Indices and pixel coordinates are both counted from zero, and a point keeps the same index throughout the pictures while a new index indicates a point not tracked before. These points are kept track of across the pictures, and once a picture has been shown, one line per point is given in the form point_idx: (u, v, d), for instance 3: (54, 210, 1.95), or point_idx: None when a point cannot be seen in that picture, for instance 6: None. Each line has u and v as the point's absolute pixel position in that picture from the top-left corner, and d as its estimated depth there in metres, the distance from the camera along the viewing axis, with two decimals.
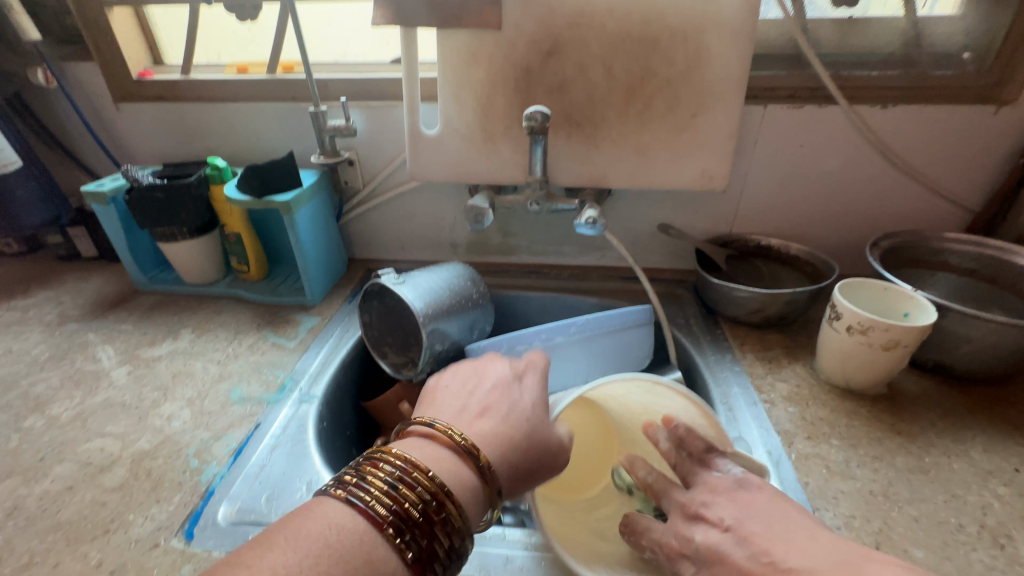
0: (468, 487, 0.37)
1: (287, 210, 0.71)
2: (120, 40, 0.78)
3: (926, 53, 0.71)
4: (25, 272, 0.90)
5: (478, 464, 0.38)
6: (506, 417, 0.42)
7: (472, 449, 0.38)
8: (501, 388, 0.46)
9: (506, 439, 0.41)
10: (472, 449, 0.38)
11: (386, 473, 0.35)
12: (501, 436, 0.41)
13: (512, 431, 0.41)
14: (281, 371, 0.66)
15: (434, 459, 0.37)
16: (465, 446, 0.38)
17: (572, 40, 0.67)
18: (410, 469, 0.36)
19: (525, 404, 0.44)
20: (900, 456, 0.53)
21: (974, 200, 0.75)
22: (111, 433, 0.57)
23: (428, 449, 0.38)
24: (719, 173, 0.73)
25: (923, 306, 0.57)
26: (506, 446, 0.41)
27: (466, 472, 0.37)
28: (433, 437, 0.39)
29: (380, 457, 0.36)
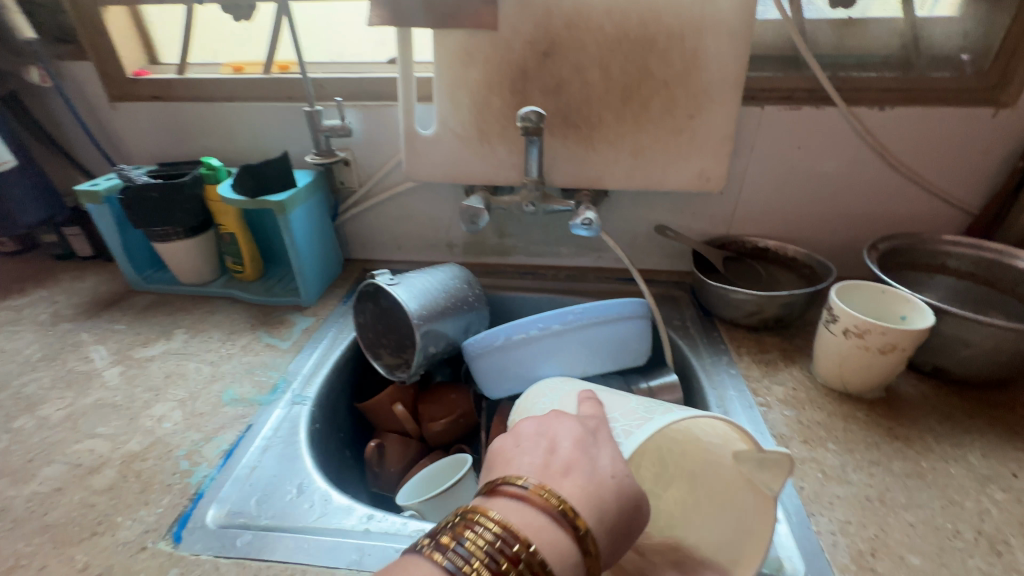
0: (565, 563, 0.31)
1: (281, 211, 0.70)
2: (116, 39, 0.77)
3: (925, 55, 0.70)
4: (20, 271, 0.90)
5: (576, 536, 0.31)
6: (596, 475, 0.35)
7: (571, 520, 0.32)
8: (573, 434, 0.39)
9: (597, 499, 0.34)
10: (568, 512, 0.32)
11: (474, 541, 0.30)
12: (595, 497, 0.34)
13: (599, 484, 0.34)
14: (274, 372, 0.65)
15: (522, 520, 0.32)
16: (557, 506, 0.32)
17: (569, 41, 0.66)
18: (500, 537, 0.30)
19: (608, 459, 0.37)
20: (897, 461, 0.52)
21: (972, 202, 0.75)
22: (102, 434, 0.56)
23: (513, 509, 0.33)
24: (716, 175, 0.72)
25: (920, 309, 0.56)
26: (605, 509, 0.34)
27: (563, 540, 0.31)
28: (528, 500, 0.33)
29: (469, 523, 0.31)
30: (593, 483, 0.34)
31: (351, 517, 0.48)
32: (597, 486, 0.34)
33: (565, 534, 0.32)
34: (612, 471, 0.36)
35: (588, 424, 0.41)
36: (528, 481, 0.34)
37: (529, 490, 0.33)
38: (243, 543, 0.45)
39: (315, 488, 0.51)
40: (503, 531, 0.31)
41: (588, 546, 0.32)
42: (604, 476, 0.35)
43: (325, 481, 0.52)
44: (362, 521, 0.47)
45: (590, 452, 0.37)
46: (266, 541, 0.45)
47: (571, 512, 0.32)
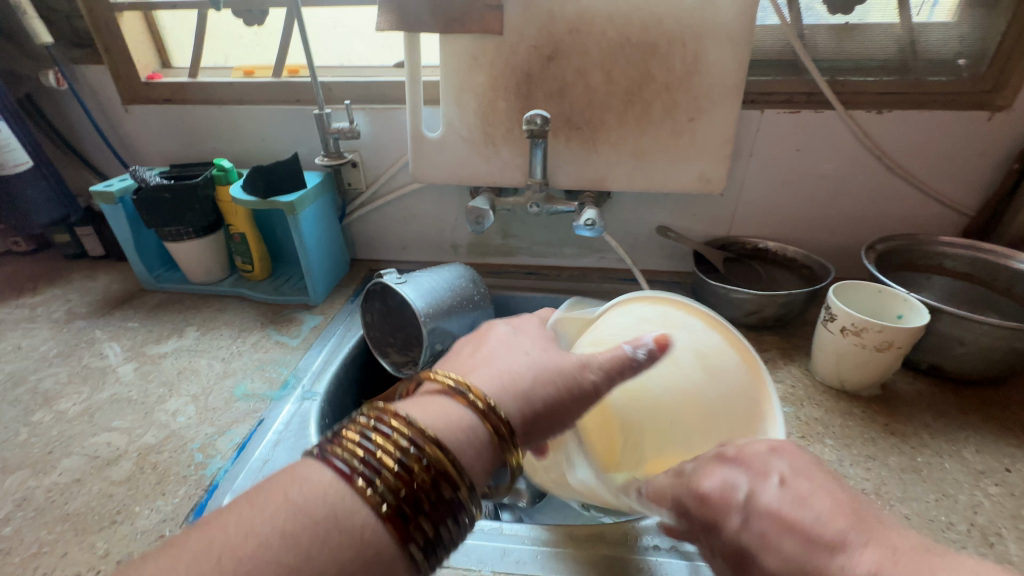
0: (467, 435, 0.32)
1: (291, 211, 0.72)
2: (130, 44, 0.79)
3: (922, 60, 0.72)
4: (34, 270, 0.92)
5: (478, 409, 0.33)
6: (527, 365, 0.37)
7: (470, 394, 0.34)
8: (500, 338, 0.41)
9: (512, 388, 0.35)
10: (485, 406, 0.33)
11: (384, 443, 0.29)
12: (517, 382, 0.36)
13: (528, 378, 0.37)
14: (284, 368, 0.67)
15: (438, 416, 0.33)
16: (478, 402, 0.33)
17: (572, 45, 0.68)
18: (411, 440, 0.30)
19: (539, 350, 0.39)
20: (893, 456, 0.54)
21: (969, 204, 0.76)
22: (118, 428, 0.58)
23: (434, 406, 0.33)
24: (716, 176, 0.74)
25: (916, 308, 0.58)
26: (529, 392, 0.36)
27: (465, 415, 0.33)
28: (432, 394, 0.35)
29: (382, 421, 0.31)
30: (527, 378, 0.36)
31: None
32: (528, 374, 0.37)
33: (467, 408, 0.33)
34: (560, 364, 0.38)
35: (520, 326, 0.43)
36: (451, 381, 0.34)
37: (452, 389, 0.34)
38: None
39: None
40: (415, 433, 0.30)
41: (495, 416, 0.33)
42: (540, 368, 0.37)
43: None
44: None
45: (516, 346, 0.40)
46: None
47: (474, 388, 0.34)
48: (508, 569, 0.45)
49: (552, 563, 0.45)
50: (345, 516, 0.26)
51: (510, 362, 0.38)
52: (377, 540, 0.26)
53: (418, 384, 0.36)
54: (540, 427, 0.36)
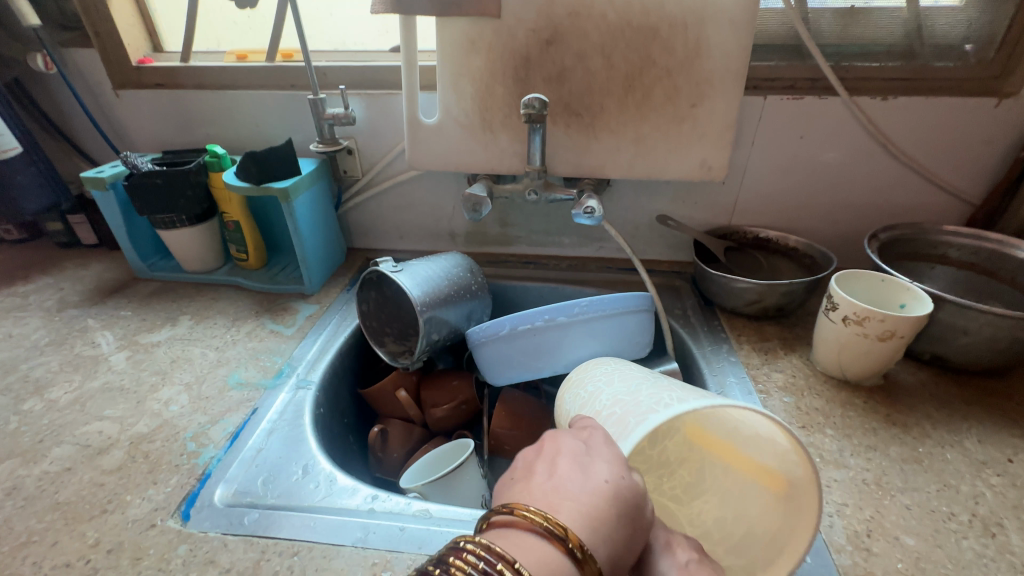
0: None
1: (285, 198, 0.71)
2: (120, 27, 0.77)
3: (928, 45, 0.70)
4: (25, 258, 0.90)
5: (575, 555, 0.28)
6: (609, 497, 0.32)
7: (568, 539, 0.28)
8: (568, 456, 0.35)
9: (597, 525, 0.30)
10: (582, 555, 0.28)
11: None
12: (601, 529, 0.30)
13: (609, 515, 0.31)
14: (278, 357, 0.66)
15: (534, 566, 0.27)
16: (577, 552, 0.28)
17: (572, 29, 0.66)
18: None
19: (614, 472, 0.33)
20: (894, 446, 0.53)
21: (973, 193, 0.75)
22: (110, 417, 0.57)
23: (526, 549, 0.28)
24: (718, 164, 0.73)
25: (919, 297, 0.57)
26: (611, 541, 0.31)
27: (564, 565, 0.28)
28: (513, 527, 0.30)
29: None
30: (606, 515, 0.31)
31: (356, 497, 0.48)
32: (612, 512, 0.32)
33: (556, 545, 0.28)
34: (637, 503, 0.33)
35: (586, 436, 0.37)
36: (543, 517, 0.29)
37: (545, 529, 0.29)
38: (250, 521, 0.46)
39: (321, 469, 0.51)
40: None
41: (592, 561, 0.28)
42: (614, 498, 0.32)
43: (330, 463, 0.53)
44: (367, 501, 0.48)
45: (587, 469, 0.33)
46: (273, 519, 0.46)
47: (565, 528, 0.29)
48: None
49: None
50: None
51: (591, 490, 0.32)
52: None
53: (499, 511, 0.31)
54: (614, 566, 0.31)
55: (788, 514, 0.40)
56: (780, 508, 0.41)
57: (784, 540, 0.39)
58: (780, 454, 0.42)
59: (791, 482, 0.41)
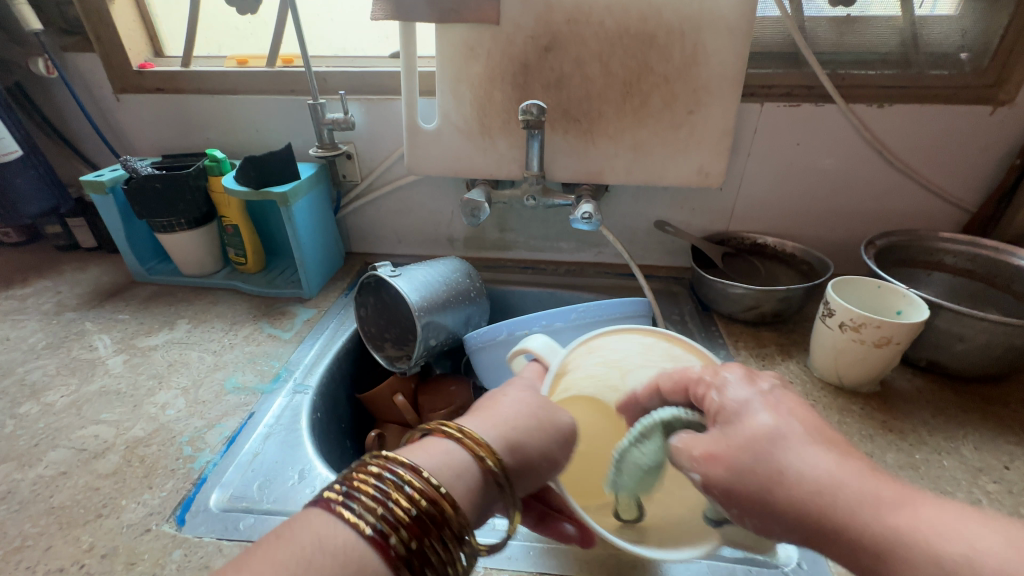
0: (445, 464, 0.32)
1: (284, 202, 0.71)
2: (122, 32, 0.78)
3: (923, 53, 0.71)
4: (24, 261, 0.91)
5: (456, 437, 0.34)
6: (515, 401, 0.38)
7: (444, 427, 0.34)
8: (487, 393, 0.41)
9: (502, 426, 0.35)
10: (461, 433, 0.34)
11: (359, 476, 0.30)
12: (510, 422, 0.36)
13: (511, 413, 0.36)
14: (276, 361, 0.66)
15: (421, 452, 0.33)
16: (457, 433, 0.34)
17: (571, 36, 0.67)
18: (386, 470, 0.30)
19: (520, 390, 0.39)
20: (891, 453, 0.53)
21: (970, 200, 0.76)
22: (106, 420, 0.57)
23: (414, 444, 0.34)
24: (715, 170, 0.73)
25: (916, 303, 0.57)
26: (524, 437, 0.35)
27: (445, 447, 0.33)
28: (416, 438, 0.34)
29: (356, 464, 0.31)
30: (514, 418, 0.36)
31: None
32: (527, 415, 0.36)
33: (456, 442, 0.34)
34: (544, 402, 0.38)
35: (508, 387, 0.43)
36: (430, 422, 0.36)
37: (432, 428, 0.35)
38: (245, 526, 0.46)
39: (317, 474, 0.51)
40: (386, 466, 0.31)
41: (468, 438, 0.34)
42: (524, 405, 0.37)
43: (326, 468, 0.53)
44: None
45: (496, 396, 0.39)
46: (268, 524, 0.46)
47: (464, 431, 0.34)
48: (499, 565, 0.44)
49: (542, 559, 0.44)
50: (328, 542, 0.26)
51: (503, 403, 0.37)
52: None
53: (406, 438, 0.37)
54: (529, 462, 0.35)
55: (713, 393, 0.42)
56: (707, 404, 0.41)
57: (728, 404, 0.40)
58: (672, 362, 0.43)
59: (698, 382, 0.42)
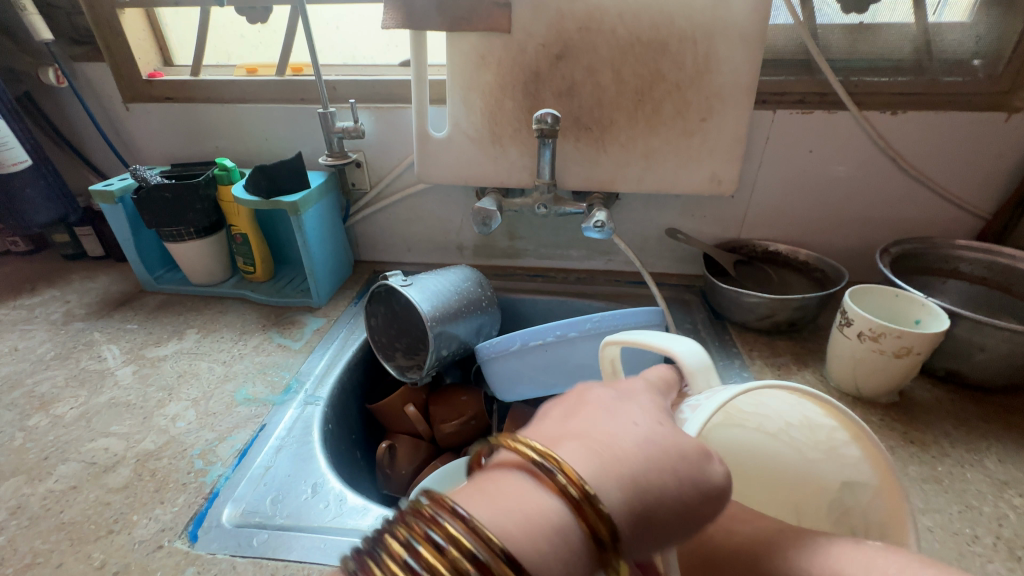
0: (552, 543, 0.21)
1: (294, 211, 0.71)
2: (132, 41, 0.78)
3: (937, 60, 0.70)
4: (32, 270, 0.90)
5: (571, 497, 0.22)
6: (642, 433, 0.26)
7: (559, 474, 0.22)
8: (595, 400, 0.29)
9: (629, 483, 0.24)
10: (578, 493, 0.22)
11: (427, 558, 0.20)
12: (638, 476, 0.24)
13: (639, 458, 0.25)
14: (286, 372, 0.66)
15: (517, 520, 0.21)
16: (572, 490, 0.22)
17: (582, 44, 0.67)
18: (465, 558, 0.19)
19: (651, 419, 0.27)
20: (913, 465, 0.52)
21: (984, 207, 0.75)
22: (116, 433, 0.57)
23: (510, 494, 0.23)
24: (728, 178, 0.73)
25: (935, 313, 0.56)
26: (655, 497, 0.24)
27: (552, 509, 0.22)
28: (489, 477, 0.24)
29: (428, 527, 0.21)
30: (640, 467, 0.25)
31: (366, 517, 0.47)
32: (662, 467, 0.25)
33: (560, 500, 0.22)
34: (678, 442, 0.26)
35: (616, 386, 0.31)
36: (535, 447, 0.24)
37: (534, 465, 0.23)
38: (259, 542, 0.45)
39: (330, 488, 0.51)
40: (467, 547, 0.20)
41: (592, 503, 0.22)
42: (646, 444, 0.26)
43: (340, 481, 0.52)
44: (378, 521, 0.47)
45: (618, 413, 0.28)
46: (282, 540, 0.45)
47: (568, 484, 0.22)
48: None
49: None
50: None
51: (626, 432, 0.26)
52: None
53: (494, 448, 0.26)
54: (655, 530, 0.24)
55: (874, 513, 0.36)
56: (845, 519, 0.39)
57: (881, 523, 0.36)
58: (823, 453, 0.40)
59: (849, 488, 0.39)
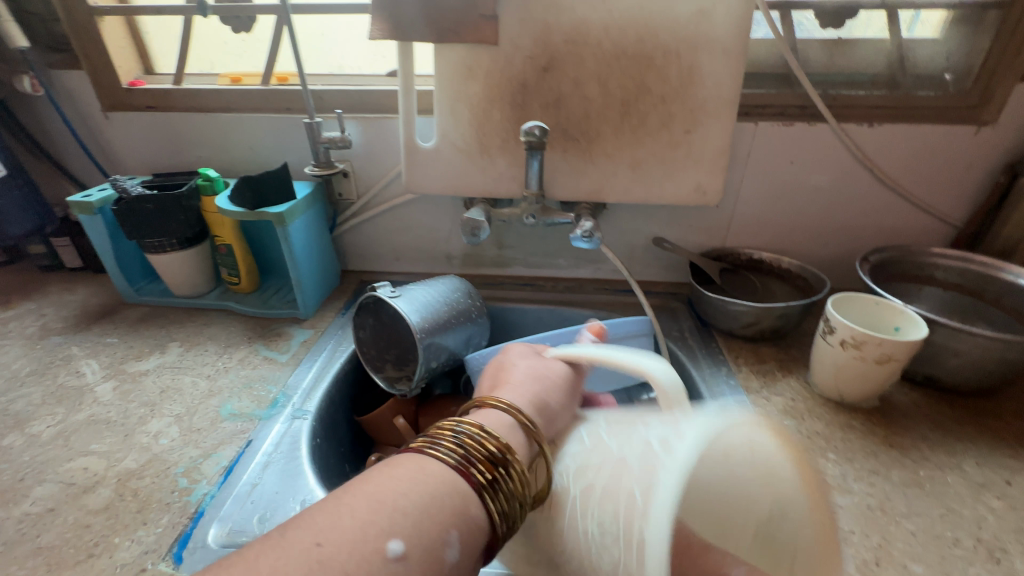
0: (501, 424, 0.42)
1: (281, 222, 0.70)
2: (111, 49, 0.76)
3: (911, 75, 0.73)
4: (7, 282, 0.88)
5: (502, 407, 0.43)
6: (524, 374, 0.49)
7: (494, 401, 0.44)
8: (495, 368, 0.53)
9: (521, 391, 0.46)
10: (507, 404, 0.43)
11: (451, 428, 0.39)
12: (526, 389, 0.46)
13: (527, 384, 0.47)
14: (273, 386, 0.64)
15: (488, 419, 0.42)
16: (502, 404, 0.43)
17: (569, 57, 0.68)
18: (468, 424, 0.40)
19: (526, 365, 0.51)
20: (895, 470, 0.53)
21: (957, 216, 0.78)
22: (96, 452, 0.55)
23: (483, 415, 0.43)
24: (713, 189, 0.74)
25: (914, 321, 0.58)
26: (541, 395, 0.46)
27: (493, 414, 0.43)
28: (486, 407, 0.44)
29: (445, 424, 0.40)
30: (530, 386, 0.47)
31: None
32: (537, 381, 0.48)
33: (498, 410, 0.43)
34: (548, 372, 0.50)
35: (516, 356, 0.54)
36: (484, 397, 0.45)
37: (486, 403, 0.44)
38: None
39: None
40: (463, 422, 0.40)
41: (514, 408, 0.43)
42: (531, 372, 0.49)
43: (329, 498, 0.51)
44: None
45: (510, 369, 0.51)
46: None
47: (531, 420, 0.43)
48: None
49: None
50: (428, 474, 0.34)
51: (516, 376, 0.49)
52: (471, 503, 0.34)
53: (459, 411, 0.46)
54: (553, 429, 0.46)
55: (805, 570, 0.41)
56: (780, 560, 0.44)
57: (810, 571, 0.41)
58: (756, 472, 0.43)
59: (786, 510, 0.42)
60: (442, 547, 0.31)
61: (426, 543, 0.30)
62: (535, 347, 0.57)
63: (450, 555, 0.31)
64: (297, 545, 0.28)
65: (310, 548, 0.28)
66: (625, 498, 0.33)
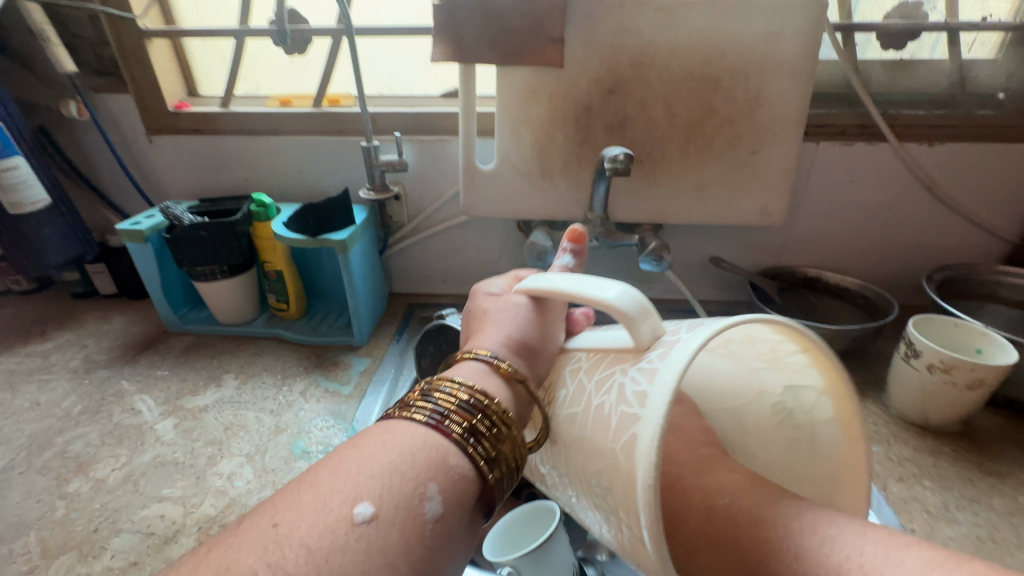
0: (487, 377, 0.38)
1: (342, 249, 0.68)
2: (158, 72, 0.74)
3: (968, 94, 0.73)
4: (41, 311, 0.85)
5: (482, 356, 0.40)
6: (500, 312, 0.45)
7: (473, 351, 0.41)
8: (473, 311, 0.48)
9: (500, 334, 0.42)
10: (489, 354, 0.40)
11: (425, 390, 0.36)
12: (506, 329, 0.43)
13: (507, 326, 0.43)
14: (342, 421, 0.62)
15: (470, 374, 0.39)
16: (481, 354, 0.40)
17: (635, 79, 0.67)
18: (444, 384, 0.36)
19: (496, 304, 0.47)
20: (995, 498, 0.53)
21: (1013, 233, 0.78)
22: (170, 497, 0.52)
23: (464, 369, 0.39)
24: (776, 209, 0.73)
25: (1001, 345, 0.57)
26: (522, 333, 0.42)
27: (474, 365, 0.39)
28: (468, 361, 0.40)
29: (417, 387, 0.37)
30: (510, 329, 0.43)
31: None
32: (511, 318, 0.44)
33: (477, 361, 0.40)
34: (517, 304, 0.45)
35: (485, 294, 0.49)
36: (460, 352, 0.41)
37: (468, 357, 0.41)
38: None
39: None
40: (440, 380, 0.36)
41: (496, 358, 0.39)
42: (508, 308, 0.45)
43: None
44: None
45: (484, 312, 0.47)
46: None
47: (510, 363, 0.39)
48: None
49: None
50: (398, 436, 0.32)
51: (493, 318, 0.45)
52: (450, 455, 0.31)
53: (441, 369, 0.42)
54: (541, 363, 0.42)
55: (831, 467, 0.44)
56: (804, 452, 0.46)
57: (837, 464, 0.43)
58: (765, 362, 0.45)
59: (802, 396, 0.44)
60: (420, 502, 0.29)
61: (396, 501, 0.28)
62: (502, 280, 0.52)
63: (430, 509, 0.29)
64: (251, 531, 0.26)
65: (266, 531, 0.26)
66: (610, 463, 0.32)
